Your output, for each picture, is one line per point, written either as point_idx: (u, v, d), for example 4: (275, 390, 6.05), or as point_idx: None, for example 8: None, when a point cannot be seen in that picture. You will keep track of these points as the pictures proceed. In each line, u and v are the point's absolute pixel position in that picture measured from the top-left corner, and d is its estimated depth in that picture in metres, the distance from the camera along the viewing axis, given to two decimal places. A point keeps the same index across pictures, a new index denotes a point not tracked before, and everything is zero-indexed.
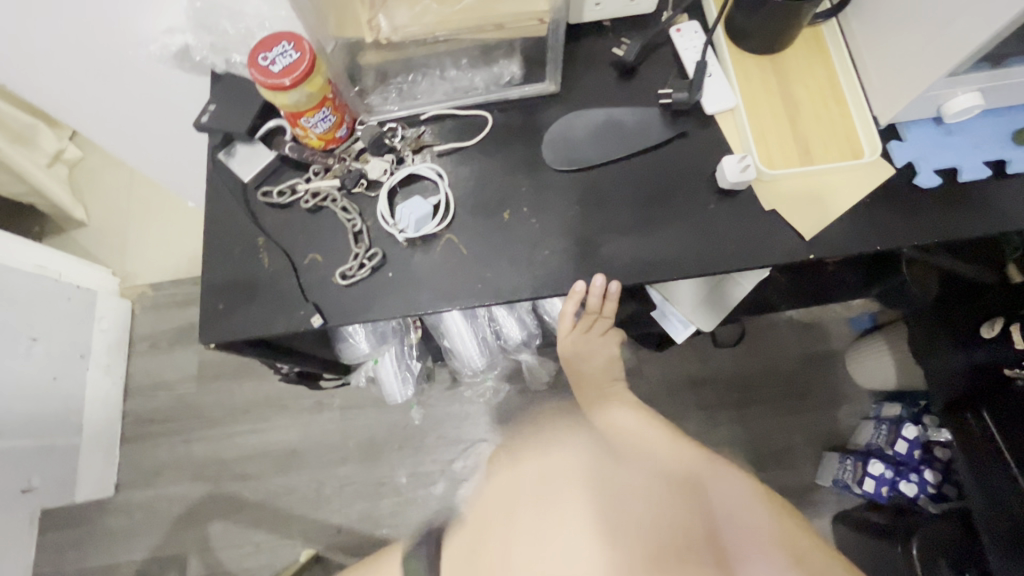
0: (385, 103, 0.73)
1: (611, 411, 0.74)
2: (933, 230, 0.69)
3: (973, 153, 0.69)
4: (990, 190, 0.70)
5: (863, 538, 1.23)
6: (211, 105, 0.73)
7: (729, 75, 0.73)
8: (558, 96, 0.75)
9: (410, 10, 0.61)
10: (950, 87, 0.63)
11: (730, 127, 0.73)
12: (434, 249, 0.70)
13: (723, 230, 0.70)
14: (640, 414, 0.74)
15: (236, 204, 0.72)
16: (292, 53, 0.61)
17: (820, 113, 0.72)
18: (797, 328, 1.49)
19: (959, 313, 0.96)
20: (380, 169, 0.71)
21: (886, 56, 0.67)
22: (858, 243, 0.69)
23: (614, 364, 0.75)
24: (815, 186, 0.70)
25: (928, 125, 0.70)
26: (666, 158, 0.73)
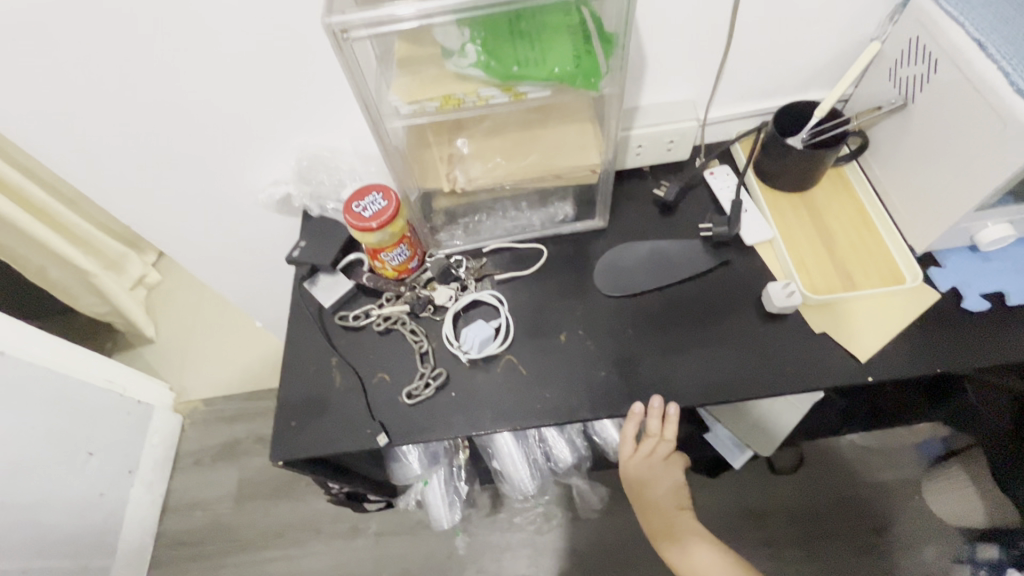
0: (452, 239, 0.83)
1: (687, 545, 0.75)
2: (994, 350, 0.69)
3: (1017, 278, 0.71)
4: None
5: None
6: (302, 242, 0.84)
7: (763, 210, 0.81)
8: (606, 230, 0.84)
9: (483, 165, 0.71)
10: (979, 219, 0.68)
11: (771, 256, 0.78)
12: (494, 369, 0.74)
13: (775, 351, 0.72)
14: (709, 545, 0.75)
15: (314, 327, 0.80)
16: (380, 201, 0.72)
17: (855, 242, 0.77)
18: (863, 454, 1.39)
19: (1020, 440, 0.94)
20: (446, 296, 0.78)
21: (910, 193, 0.73)
22: (917, 365, 0.69)
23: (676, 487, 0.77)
24: (864, 309, 0.72)
25: (965, 253, 0.74)
26: (710, 284, 0.78)
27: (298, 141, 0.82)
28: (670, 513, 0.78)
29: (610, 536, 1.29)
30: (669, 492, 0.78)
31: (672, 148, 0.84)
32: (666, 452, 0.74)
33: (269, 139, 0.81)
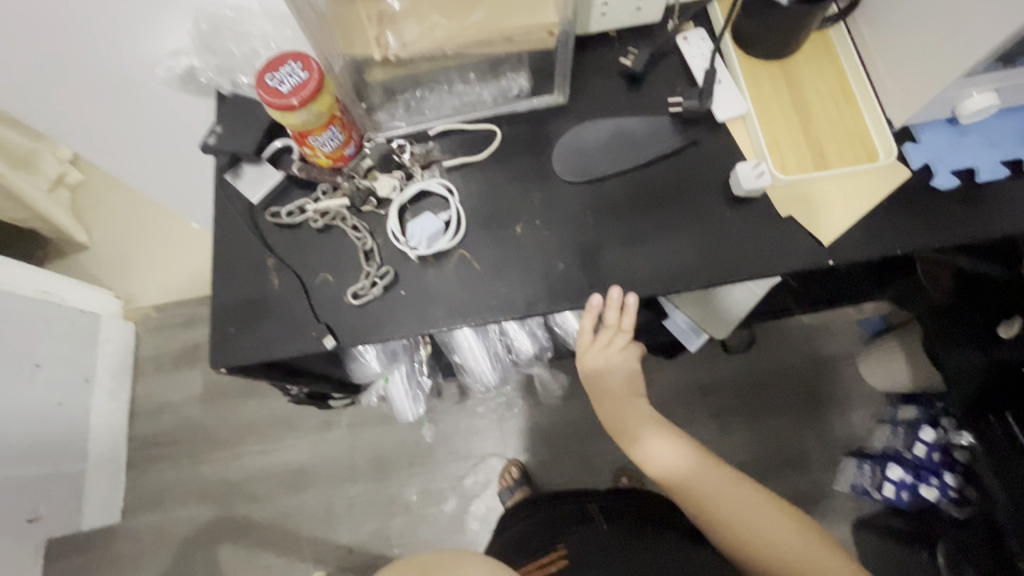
0: (393, 119, 0.73)
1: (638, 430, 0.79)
2: (955, 228, 0.68)
3: (991, 153, 0.68)
4: (1012, 189, 0.68)
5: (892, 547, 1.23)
6: (218, 126, 0.73)
7: (738, 82, 0.73)
8: (567, 107, 0.75)
9: (419, 26, 0.60)
10: (964, 87, 0.63)
11: (742, 134, 0.72)
12: (446, 265, 0.69)
13: (739, 237, 0.69)
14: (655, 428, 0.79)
15: (244, 225, 0.71)
16: (300, 72, 0.60)
17: (833, 116, 0.71)
18: (810, 331, 1.47)
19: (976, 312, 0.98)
20: (389, 186, 0.70)
21: (898, 59, 0.66)
22: (876, 247, 0.68)
23: (632, 377, 0.78)
24: (833, 190, 0.69)
25: (943, 127, 0.69)
26: (676, 166, 0.72)
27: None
28: (625, 400, 0.79)
29: (573, 416, 1.36)
30: (624, 381, 0.78)
31: (641, 8, 0.73)
32: (624, 342, 0.73)
33: None
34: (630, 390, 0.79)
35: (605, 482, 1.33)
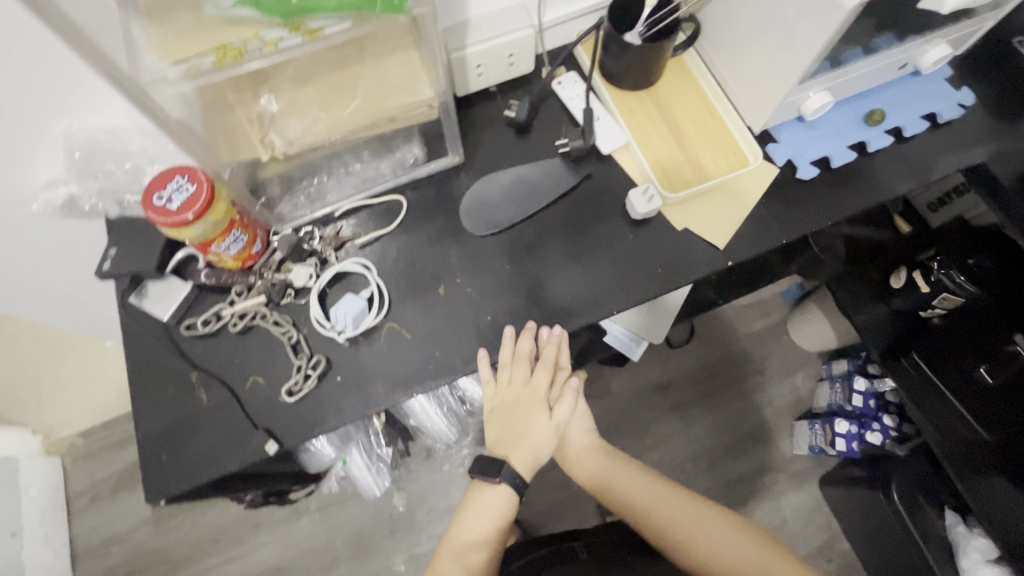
0: (296, 208, 0.74)
1: (589, 463, 0.85)
2: (825, 212, 0.76)
3: (838, 141, 0.77)
4: (863, 168, 0.78)
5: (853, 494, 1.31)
6: (112, 249, 0.70)
7: (614, 115, 0.79)
8: (465, 164, 0.78)
9: (301, 121, 0.61)
10: (802, 91, 0.72)
11: (628, 161, 0.78)
12: (378, 341, 0.69)
13: (646, 256, 0.74)
14: (613, 461, 0.85)
15: (160, 345, 0.69)
16: (188, 187, 0.59)
17: (702, 131, 0.78)
18: (740, 311, 1.57)
19: (873, 270, 1.11)
20: (305, 275, 0.70)
21: (744, 74, 0.74)
22: (765, 240, 0.75)
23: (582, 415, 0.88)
24: (716, 198, 0.76)
25: (795, 125, 0.78)
26: (577, 202, 0.76)
27: (59, 127, 0.64)
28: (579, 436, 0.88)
29: None
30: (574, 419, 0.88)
31: (514, 62, 0.78)
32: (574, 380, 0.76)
33: (17, 132, 0.62)
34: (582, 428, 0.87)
35: (587, 501, 1.34)
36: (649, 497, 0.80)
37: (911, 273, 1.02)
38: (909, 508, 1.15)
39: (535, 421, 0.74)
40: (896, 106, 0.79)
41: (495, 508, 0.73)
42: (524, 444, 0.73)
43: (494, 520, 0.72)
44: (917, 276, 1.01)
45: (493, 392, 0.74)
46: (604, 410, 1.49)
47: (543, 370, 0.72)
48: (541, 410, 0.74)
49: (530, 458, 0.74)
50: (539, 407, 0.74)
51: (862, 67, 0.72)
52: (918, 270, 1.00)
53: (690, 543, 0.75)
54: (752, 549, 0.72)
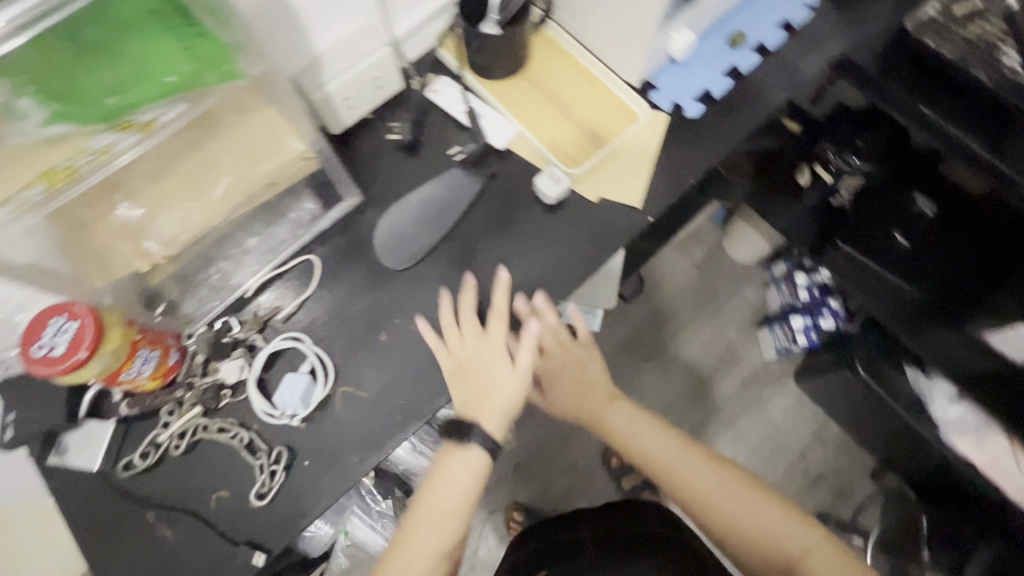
0: (204, 302, 0.68)
1: (601, 411, 0.77)
2: (718, 145, 0.78)
3: (712, 73, 0.79)
4: (741, 91, 0.80)
5: (825, 380, 1.40)
6: (12, 413, 0.64)
7: (498, 108, 0.77)
8: (367, 202, 0.75)
9: (174, 218, 0.56)
10: (665, 35, 0.73)
11: (526, 148, 0.76)
12: (336, 410, 0.66)
13: (573, 237, 0.74)
14: (631, 413, 0.77)
15: (101, 497, 0.62)
16: (69, 325, 0.53)
17: (586, 99, 0.78)
18: (677, 248, 1.63)
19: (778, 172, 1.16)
20: (236, 369, 0.65)
21: (608, 34, 0.75)
22: (676, 186, 0.76)
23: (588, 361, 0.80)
24: (621, 159, 0.76)
25: (669, 67, 0.79)
26: (490, 205, 0.75)
27: None
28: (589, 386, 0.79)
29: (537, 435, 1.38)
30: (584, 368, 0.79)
31: (381, 85, 0.75)
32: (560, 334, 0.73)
33: None
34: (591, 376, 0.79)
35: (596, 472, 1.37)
36: (666, 454, 0.73)
37: (813, 166, 1.11)
38: (879, 379, 1.20)
39: (500, 378, 0.66)
40: (755, 22, 0.81)
41: (467, 470, 0.63)
42: (487, 402, 0.65)
43: (469, 487, 0.63)
44: (818, 166, 1.10)
45: (448, 351, 0.66)
46: None
47: (495, 317, 0.67)
48: (501, 359, 0.66)
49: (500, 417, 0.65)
50: (499, 356, 0.66)
51: None
52: (818, 161, 1.10)
53: (707, 505, 0.69)
54: (782, 519, 0.68)
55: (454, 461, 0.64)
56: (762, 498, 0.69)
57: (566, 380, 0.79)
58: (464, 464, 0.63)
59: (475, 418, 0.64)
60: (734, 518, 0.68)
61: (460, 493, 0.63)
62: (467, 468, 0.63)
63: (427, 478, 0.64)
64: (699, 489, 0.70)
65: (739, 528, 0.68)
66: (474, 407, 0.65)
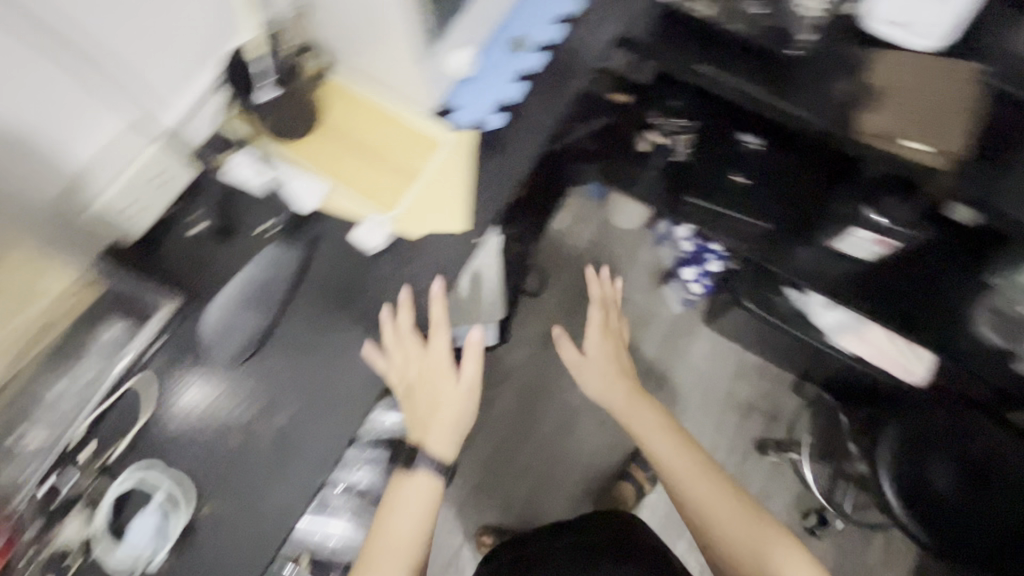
0: (22, 465, 0.59)
1: (636, 410, 0.93)
2: (538, 135, 0.80)
3: (504, 81, 0.80)
4: (539, 79, 0.82)
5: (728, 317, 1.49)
6: None
7: (300, 169, 0.75)
8: (189, 301, 0.70)
9: None
10: (439, 58, 0.73)
11: (340, 203, 0.74)
12: (204, 531, 0.63)
13: (412, 277, 0.72)
14: (657, 418, 0.92)
15: None
16: None
17: (387, 138, 0.77)
18: (567, 233, 1.67)
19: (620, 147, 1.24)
20: (76, 528, 0.62)
21: (384, 70, 0.74)
22: (500, 196, 0.76)
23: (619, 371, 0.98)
24: (438, 188, 0.75)
25: (462, 86, 0.79)
26: (320, 267, 0.72)
27: None
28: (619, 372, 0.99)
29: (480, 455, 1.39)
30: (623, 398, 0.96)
31: (166, 178, 0.70)
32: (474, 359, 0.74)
33: None
34: (617, 384, 0.97)
35: None
36: (674, 456, 0.88)
37: (648, 134, 1.20)
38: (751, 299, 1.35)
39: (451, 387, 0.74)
40: (531, 24, 0.83)
41: (420, 500, 0.72)
42: (442, 407, 0.73)
43: (416, 509, 0.71)
44: (652, 133, 1.19)
45: (395, 367, 0.69)
46: (514, 388, 1.53)
47: (438, 334, 0.72)
48: (443, 375, 0.73)
49: (447, 428, 0.73)
50: (443, 373, 0.73)
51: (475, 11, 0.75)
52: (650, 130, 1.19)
53: (696, 499, 0.84)
54: (755, 527, 0.81)
55: (409, 484, 0.72)
56: (736, 504, 0.83)
57: (589, 373, 0.99)
58: (427, 475, 0.72)
59: (419, 442, 0.73)
60: (700, 501, 0.84)
61: (416, 520, 0.71)
62: (414, 492, 0.72)
63: (386, 505, 0.72)
64: (691, 483, 0.85)
65: (713, 520, 0.83)
66: (417, 436, 0.73)
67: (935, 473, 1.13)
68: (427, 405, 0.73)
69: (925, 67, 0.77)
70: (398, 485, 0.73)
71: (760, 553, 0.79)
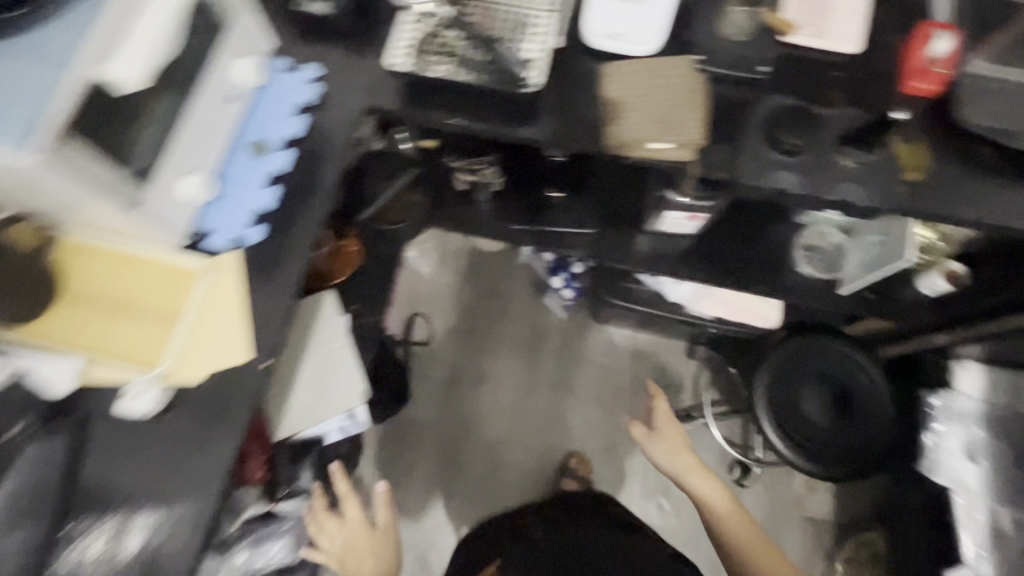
0: None
1: (673, 459, 1.21)
2: (308, 229, 0.77)
3: (253, 190, 0.76)
4: (298, 173, 0.79)
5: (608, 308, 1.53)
6: None
7: (44, 352, 0.68)
8: None
9: None
10: (159, 195, 0.67)
11: (100, 375, 0.68)
12: None
13: (200, 431, 0.69)
14: (691, 463, 1.20)
15: None
16: None
17: (134, 284, 0.70)
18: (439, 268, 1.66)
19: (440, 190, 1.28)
20: None
21: (102, 222, 0.67)
22: (277, 316, 0.73)
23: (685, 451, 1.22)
24: (206, 325, 0.71)
25: (210, 207, 0.75)
26: (96, 455, 0.68)
27: None
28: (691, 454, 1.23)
29: None
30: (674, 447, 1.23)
31: None
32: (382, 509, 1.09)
33: None
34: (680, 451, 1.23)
35: None
36: (709, 490, 1.16)
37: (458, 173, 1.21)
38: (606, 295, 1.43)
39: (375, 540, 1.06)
40: (270, 122, 0.80)
41: None
42: (374, 557, 1.04)
43: None
44: (461, 173, 1.20)
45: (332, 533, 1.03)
46: None
47: (354, 505, 1.05)
48: (362, 531, 1.05)
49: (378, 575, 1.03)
50: (365, 530, 1.05)
51: (189, 129, 0.69)
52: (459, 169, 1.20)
53: (709, 512, 1.15)
54: (737, 524, 1.12)
55: None
56: (744, 524, 1.12)
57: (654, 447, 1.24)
58: None
59: None
60: (732, 534, 1.11)
61: None
62: None
63: None
64: (715, 509, 1.14)
65: (733, 536, 1.12)
66: None
67: (808, 409, 1.24)
68: (358, 564, 1.02)
69: (656, 71, 0.83)
70: None
71: (749, 551, 1.09)
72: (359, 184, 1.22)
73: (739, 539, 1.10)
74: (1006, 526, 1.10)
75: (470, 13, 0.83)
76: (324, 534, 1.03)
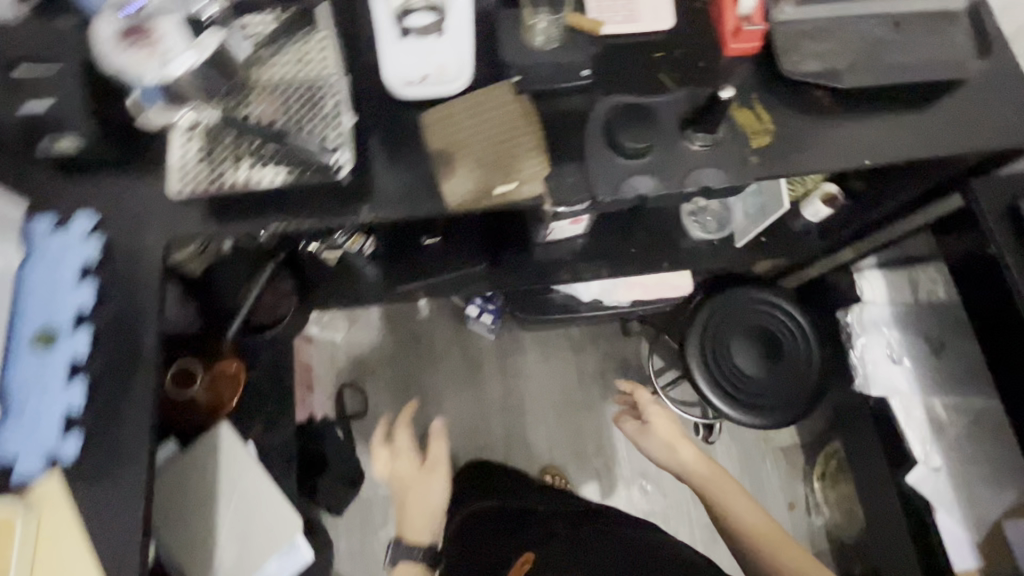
0: None
1: (677, 446, 1.23)
2: (143, 413, 0.66)
3: (51, 394, 0.64)
4: (109, 350, 0.67)
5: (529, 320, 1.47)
6: None
7: None
8: None
9: None
10: None
11: None
12: None
13: None
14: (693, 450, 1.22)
15: None
16: None
17: None
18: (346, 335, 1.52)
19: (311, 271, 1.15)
20: None
21: None
22: (131, 538, 0.63)
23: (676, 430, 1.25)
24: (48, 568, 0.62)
25: (7, 430, 0.63)
26: None
27: None
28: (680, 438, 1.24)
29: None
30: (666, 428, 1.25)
31: None
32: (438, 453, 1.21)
33: None
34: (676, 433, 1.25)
35: None
36: (705, 477, 1.18)
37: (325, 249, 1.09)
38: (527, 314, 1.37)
39: (420, 473, 1.21)
40: (51, 301, 0.67)
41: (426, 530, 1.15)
42: (422, 490, 1.18)
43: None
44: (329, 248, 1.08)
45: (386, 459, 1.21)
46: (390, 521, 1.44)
47: (404, 443, 1.23)
48: (409, 465, 1.21)
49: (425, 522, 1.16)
50: (420, 477, 1.20)
51: None
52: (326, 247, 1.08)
53: (719, 505, 1.15)
54: (763, 518, 1.11)
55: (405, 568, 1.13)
56: (761, 513, 1.12)
57: (642, 440, 1.28)
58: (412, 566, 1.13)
59: (406, 535, 1.15)
60: (743, 527, 1.10)
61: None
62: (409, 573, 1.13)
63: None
64: (723, 499, 1.14)
65: (747, 525, 1.10)
66: (411, 534, 1.15)
67: (739, 359, 1.25)
68: (413, 495, 1.18)
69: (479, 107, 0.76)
70: (410, 519, 1.16)
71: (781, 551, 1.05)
72: (215, 299, 1.08)
73: (759, 533, 1.08)
74: (943, 412, 1.17)
75: (253, 106, 0.72)
76: (380, 459, 1.21)
